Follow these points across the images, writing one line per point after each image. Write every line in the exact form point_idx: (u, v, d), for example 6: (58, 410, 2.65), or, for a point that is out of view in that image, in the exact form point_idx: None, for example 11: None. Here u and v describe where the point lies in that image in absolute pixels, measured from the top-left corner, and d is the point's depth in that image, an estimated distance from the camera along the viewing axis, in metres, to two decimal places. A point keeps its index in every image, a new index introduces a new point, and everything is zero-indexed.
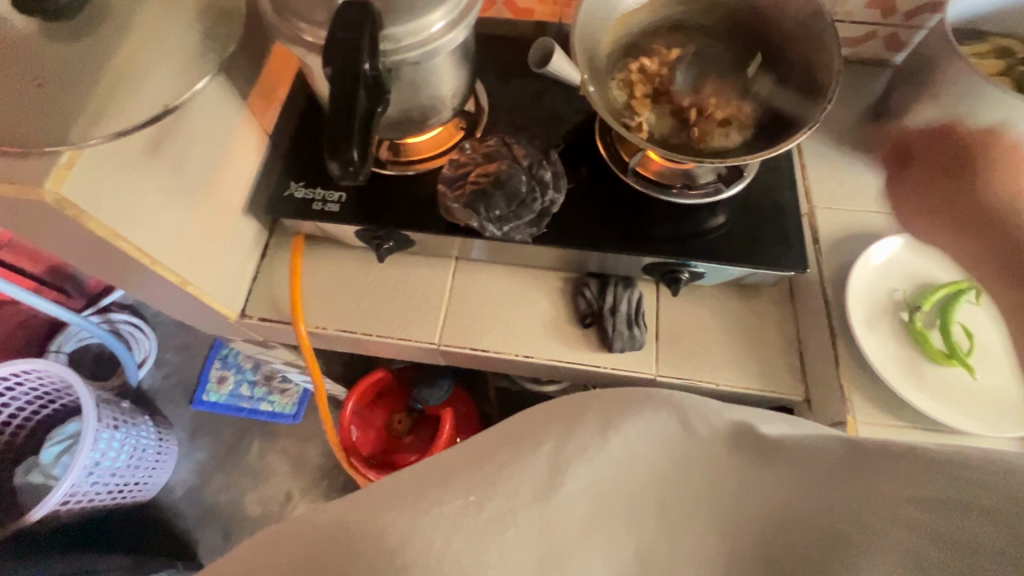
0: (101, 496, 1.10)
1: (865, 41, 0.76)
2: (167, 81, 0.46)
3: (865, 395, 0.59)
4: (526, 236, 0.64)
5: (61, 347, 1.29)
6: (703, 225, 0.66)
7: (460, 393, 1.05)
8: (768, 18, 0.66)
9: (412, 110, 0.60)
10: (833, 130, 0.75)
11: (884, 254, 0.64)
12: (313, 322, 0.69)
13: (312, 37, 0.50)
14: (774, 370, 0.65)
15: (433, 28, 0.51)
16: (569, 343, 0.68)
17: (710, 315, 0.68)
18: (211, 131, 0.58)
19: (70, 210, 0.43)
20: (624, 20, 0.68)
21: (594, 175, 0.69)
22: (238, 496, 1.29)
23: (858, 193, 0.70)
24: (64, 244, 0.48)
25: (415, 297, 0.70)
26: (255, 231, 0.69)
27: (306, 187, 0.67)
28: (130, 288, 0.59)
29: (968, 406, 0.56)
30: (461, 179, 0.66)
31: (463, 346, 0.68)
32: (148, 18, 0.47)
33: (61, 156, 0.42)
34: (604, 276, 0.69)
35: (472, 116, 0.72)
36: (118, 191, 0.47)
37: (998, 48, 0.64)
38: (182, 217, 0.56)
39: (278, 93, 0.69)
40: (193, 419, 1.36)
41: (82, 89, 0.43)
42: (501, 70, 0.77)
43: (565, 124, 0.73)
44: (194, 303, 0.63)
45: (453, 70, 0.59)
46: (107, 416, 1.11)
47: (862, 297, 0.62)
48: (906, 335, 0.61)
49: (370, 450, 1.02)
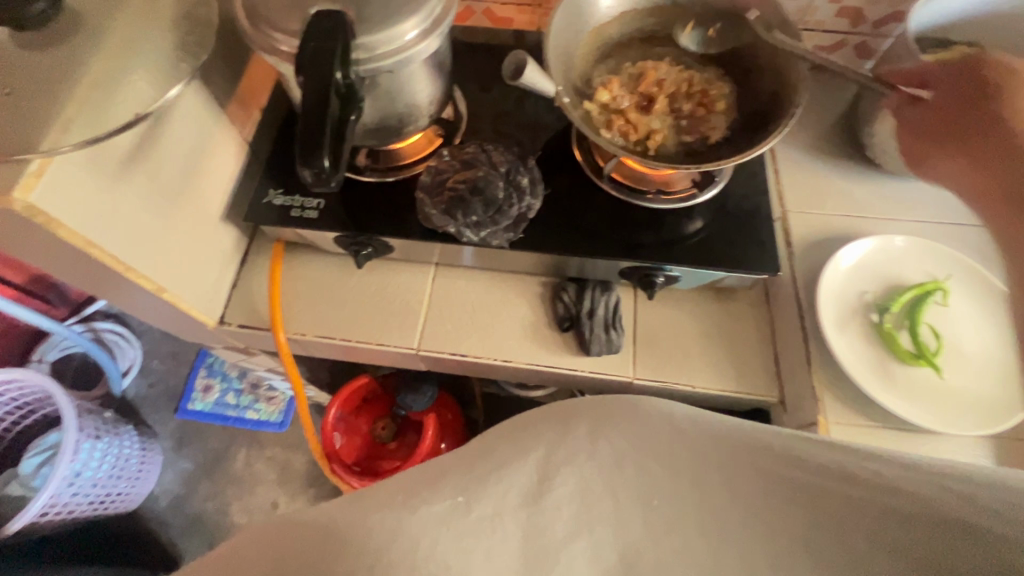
0: (83, 507, 1.09)
1: (837, 49, 0.77)
2: (140, 90, 0.46)
3: (837, 397, 0.60)
4: (504, 241, 0.65)
5: (44, 356, 1.28)
6: (679, 230, 0.66)
7: (445, 399, 1.05)
8: (739, 27, 0.67)
9: (388, 118, 0.61)
10: (807, 136, 0.76)
11: (854, 257, 0.65)
12: (293, 328, 0.69)
13: (286, 46, 0.51)
14: (750, 371, 0.66)
15: (407, 37, 0.52)
16: (548, 348, 0.68)
17: (688, 318, 0.69)
18: (188, 138, 0.58)
19: (41, 217, 0.43)
20: (598, 32, 0.69)
21: (571, 181, 0.70)
22: (224, 505, 1.28)
23: (831, 197, 0.71)
24: (36, 252, 0.48)
25: (395, 303, 0.70)
26: (235, 238, 0.70)
27: (285, 194, 0.68)
28: (106, 295, 0.59)
29: (937, 406, 0.57)
30: (439, 186, 0.67)
31: (442, 351, 0.68)
32: (121, 28, 0.47)
33: (30, 163, 0.42)
34: (583, 281, 0.70)
35: (450, 123, 0.73)
36: (92, 198, 0.48)
37: (962, 55, 0.66)
38: (157, 224, 0.56)
39: (257, 101, 0.69)
40: (178, 428, 1.35)
41: (53, 98, 0.43)
42: (481, 79, 0.78)
43: (543, 131, 0.74)
44: (172, 310, 0.63)
45: (429, 78, 0.60)
46: (90, 426, 1.10)
47: (832, 300, 0.63)
48: (876, 336, 0.62)
49: (355, 457, 1.02)
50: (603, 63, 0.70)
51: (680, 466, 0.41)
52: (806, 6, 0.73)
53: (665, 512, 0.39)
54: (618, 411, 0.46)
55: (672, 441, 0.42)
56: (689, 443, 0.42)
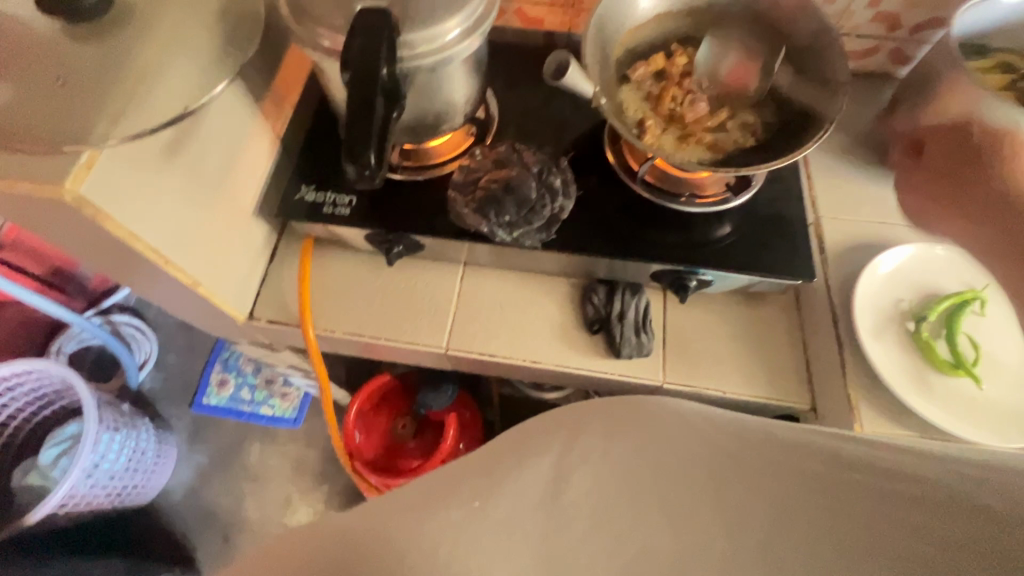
0: (100, 499, 1.10)
1: (871, 54, 0.77)
2: (186, 83, 0.46)
3: (873, 405, 0.60)
4: (536, 241, 0.64)
5: (61, 348, 1.30)
6: (711, 234, 0.66)
7: (464, 398, 1.04)
8: (774, 32, 0.67)
9: (425, 116, 0.61)
10: (838, 141, 0.76)
11: (892, 263, 0.64)
12: (321, 324, 0.69)
13: (329, 41, 0.51)
14: (782, 378, 0.65)
15: (449, 36, 0.52)
16: (577, 350, 0.68)
17: (718, 323, 0.69)
18: (226, 132, 0.58)
19: (88, 209, 0.44)
20: (632, 34, 0.69)
21: (601, 183, 0.70)
22: (237, 500, 1.28)
23: (864, 203, 0.71)
24: (80, 242, 0.49)
25: (423, 302, 0.70)
26: (265, 233, 0.70)
27: (317, 190, 0.68)
28: (140, 287, 0.59)
29: (974, 416, 0.57)
30: (471, 185, 0.67)
31: (470, 350, 0.68)
32: (168, 20, 0.47)
33: (80, 155, 0.42)
34: (612, 283, 0.70)
35: (482, 123, 0.73)
36: (136, 191, 0.48)
37: (1003, 62, 0.65)
38: (196, 217, 0.56)
39: (291, 96, 0.69)
40: (193, 421, 1.35)
41: (103, 90, 0.43)
42: (511, 78, 0.78)
43: (573, 131, 0.74)
44: (204, 304, 0.63)
45: (466, 77, 0.60)
46: (109, 418, 1.11)
47: (870, 307, 0.62)
48: (912, 344, 0.61)
49: (373, 454, 1.01)
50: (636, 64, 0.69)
51: (697, 457, 0.40)
52: (843, 10, 0.72)
53: (681, 501, 0.38)
54: (635, 415, 0.44)
55: (695, 441, 0.41)
56: (706, 439, 0.41)
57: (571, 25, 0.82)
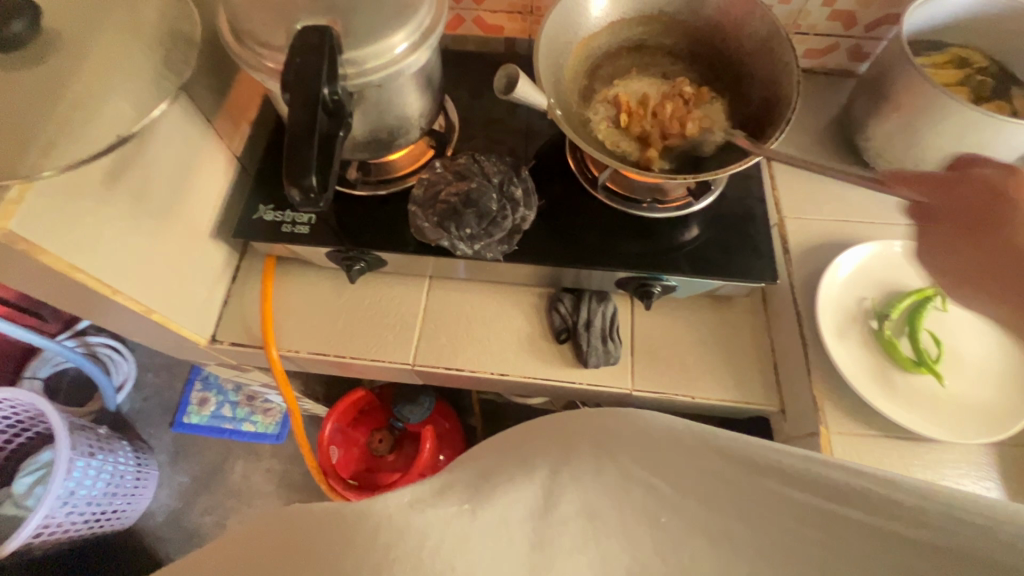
0: (77, 526, 1.08)
1: (830, 52, 0.77)
2: (122, 110, 0.45)
3: (838, 406, 0.60)
4: (498, 253, 0.64)
5: (36, 373, 1.28)
6: (676, 239, 0.66)
7: (442, 409, 1.03)
8: (729, 35, 0.67)
9: (379, 131, 0.60)
10: (800, 140, 0.76)
11: (852, 265, 0.64)
12: (286, 345, 0.68)
13: (272, 62, 0.50)
14: (748, 380, 0.65)
15: (395, 51, 0.51)
16: (546, 360, 0.67)
17: (687, 327, 0.68)
18: (174, 153, 0.57)
19: (21, 244, 0.42)
20: (587, 41, 0.68)
21: (564, 192, 0.69)
22: (221, 520, 1.26)
23: (826, 202, 0.71)
24: (19, 275, 0.47)
25: (389, 317, 0.69)
26: (225, 254, 0.69)
27: (276, 210, 0.67)
28: (92, 317, 0.58)
29: (938, 414, 0.57)
30: (432, 200, 0.66)
31: (438, 366, 0.67)
32: (101, 47, 0.46)
33: (9, 190, 0.41)
34: (579, 291, 0.69)
35: (441, 135, 0.72)
36: (75, 222, 0.47)
37: (956, 57, 0.65)
38: (144, 244, 0.55)
39: (246, 115, 0.68)
40: (173, 442, 1.34)
41: (33, 122, 0.42)
42: (472, 88, 0.77)
43: (536, 140, 0.73)
44: (162, 331, 0.62)
45: (418, 90, 0.59)
46: (83, 444, 1.09)
47: (833, 308, 0.62)
48: (876, 344, 0.61)
49: (352, 470, 1.01)
50: (592, 73, 0.69)
51: (683, 476, 0.35)
52: (797, 10, 0.72)
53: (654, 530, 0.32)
54: (608, 431, 0.39)
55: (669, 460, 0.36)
56: None
57: (531, 32, 0.81)
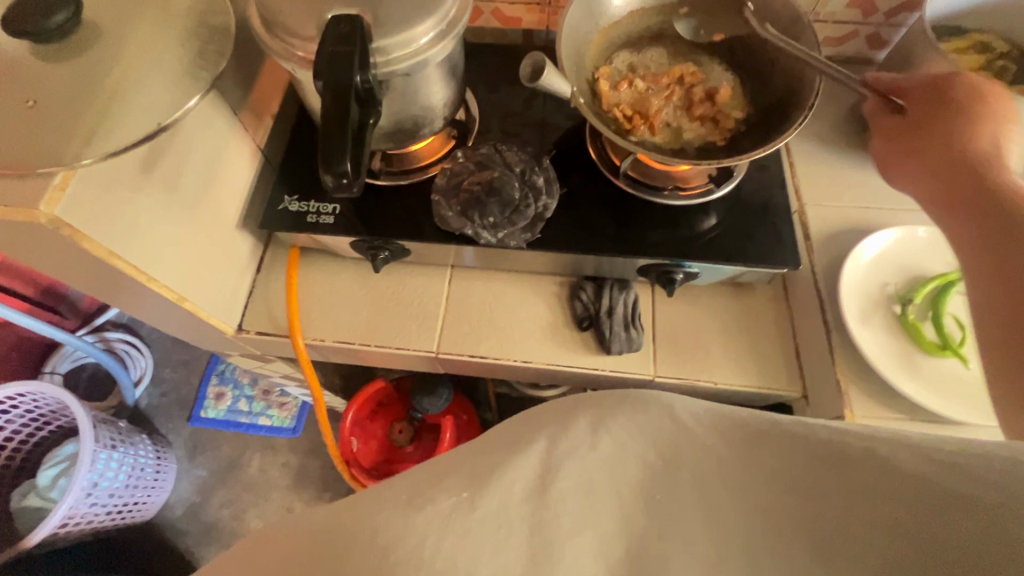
0: (100, 517, 1.10)
1: (848, 39, 0.77)
2: (159, 100, 0.45)
3: (863, 391, 0.60)
4: (521, 241, 0.65)
5: (55, 368, 1.29)
6: (696, 227, 0.66)
7: (460, 400, 1.04)
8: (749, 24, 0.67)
9: (404, 121, 0.60)
10: (819, 128, 0.76)
11: (875, 250, 0.65)
12: (311, 334, 0.69)
13: (302, 52, 0.51)
14: (771, 366, 0.65)
15: (423, 39, 0.51)
16: (568, 347, 0.68)
17: (709, 314, 0.69)
18: (203, 143, 0.58)
19: (64, 230, 0.43)
20: (608, 31, 0.69)
21: (584, 181, 0.70)
22: (239, 512, 1.28)
23: (847, 189, 0.71)
24: (59, 263, 0.48)
25: (411, 307, 0.70)
26: (250, 245, 0.69)
27: (300, 201, 0.67)
28: (124, 305, 0.58)
29: (963, 396, 0.57)
30: (454, 189, 0.67)
31: (461, 354, 0.68)
32: (136, 38, 0.47)
33: (54, 176, 0.42)
34: (600, 279, 0.70)
35: (463, 125, 0.72)
36: (113, 210, 0.47)
37: (978, 42, 0.65)
38: (176, 232, 0.56)
39: (269, 107, 0.69)
40: (191, 436, 1.35)
41: (73, 113, 0.43)
42: (492, 80, 0.78)
43: (554, 131, 0.74)
44: (191, 319, 0.63)
45: (442, 80, 0.60)
46: (105, 436, 1.10)
47: (855, 292, 0.63)
48: (899, 328, 0.61)
49: (372, 461, 1.02)
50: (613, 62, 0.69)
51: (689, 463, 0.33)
52: None
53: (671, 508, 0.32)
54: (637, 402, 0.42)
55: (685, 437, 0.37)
56: None
57: (548, 24, 0.81)
